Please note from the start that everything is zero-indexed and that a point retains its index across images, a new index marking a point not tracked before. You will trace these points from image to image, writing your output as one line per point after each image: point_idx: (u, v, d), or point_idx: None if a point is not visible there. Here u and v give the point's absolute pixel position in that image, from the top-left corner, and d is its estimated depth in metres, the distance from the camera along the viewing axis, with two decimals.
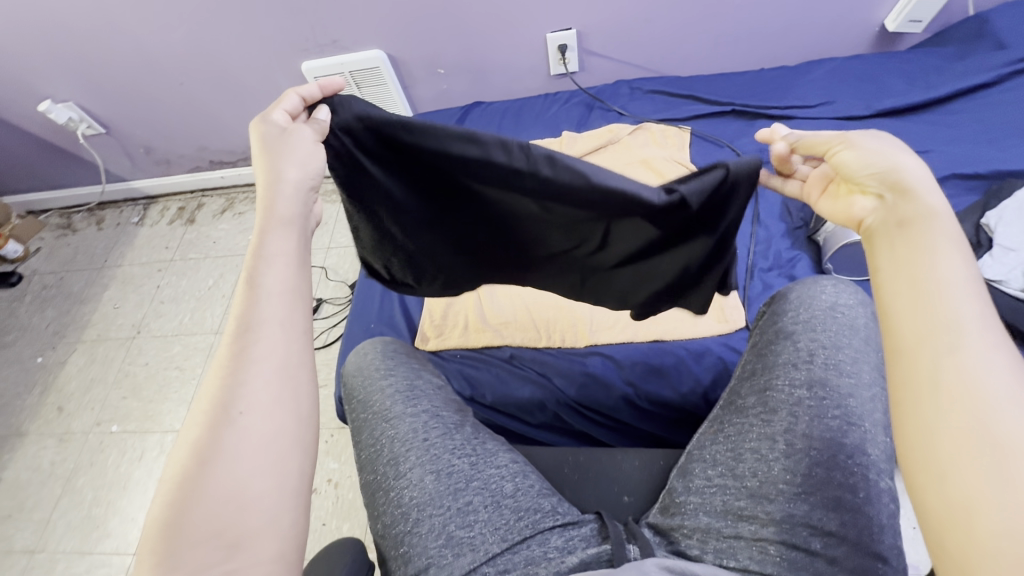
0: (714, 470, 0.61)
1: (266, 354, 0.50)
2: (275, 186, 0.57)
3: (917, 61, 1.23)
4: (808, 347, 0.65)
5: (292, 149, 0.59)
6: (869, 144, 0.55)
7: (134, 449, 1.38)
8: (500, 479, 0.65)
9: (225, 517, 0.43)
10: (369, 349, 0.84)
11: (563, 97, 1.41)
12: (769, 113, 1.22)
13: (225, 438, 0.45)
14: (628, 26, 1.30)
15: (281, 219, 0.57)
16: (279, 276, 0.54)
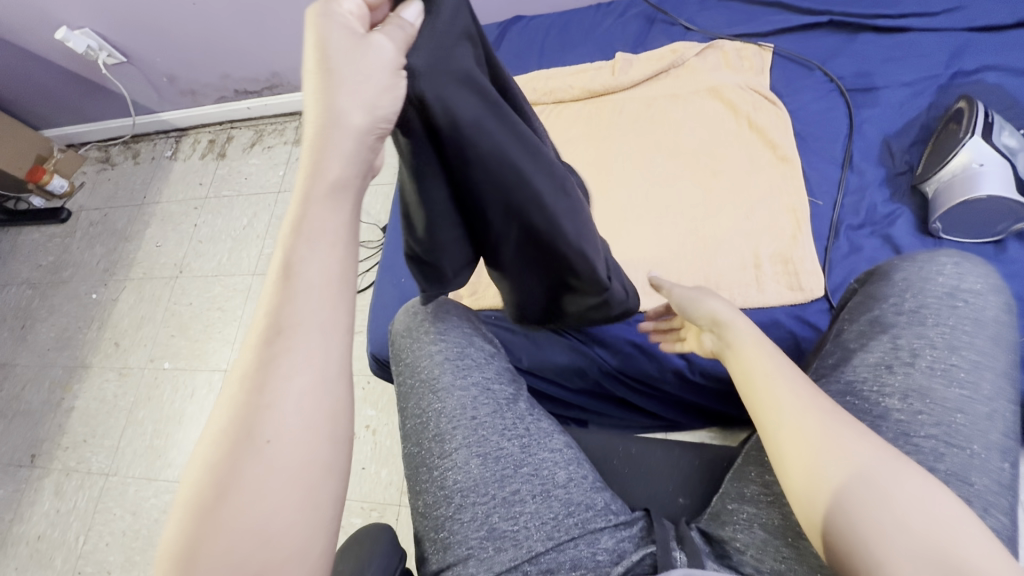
0: (772, 477, 0.52)
1: (303, 366, 0.40)
2: (331, 127, 0.42)
3: None
4: (911, 346, 0.53)
5: (358, 62, 0.42)
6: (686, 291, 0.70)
7: (186, 385, 1.44)
8: (553, 465, 0.56)
9: (245, 550, 0.36)
10: (420, 309, 0.70)
11: (617, 8, 1.19)
12: (876, 25, 0.99)
13: (246, 468, 0.37)
14: None
15: (333, 184, 0.42)
16: (323, 264, 0.41)
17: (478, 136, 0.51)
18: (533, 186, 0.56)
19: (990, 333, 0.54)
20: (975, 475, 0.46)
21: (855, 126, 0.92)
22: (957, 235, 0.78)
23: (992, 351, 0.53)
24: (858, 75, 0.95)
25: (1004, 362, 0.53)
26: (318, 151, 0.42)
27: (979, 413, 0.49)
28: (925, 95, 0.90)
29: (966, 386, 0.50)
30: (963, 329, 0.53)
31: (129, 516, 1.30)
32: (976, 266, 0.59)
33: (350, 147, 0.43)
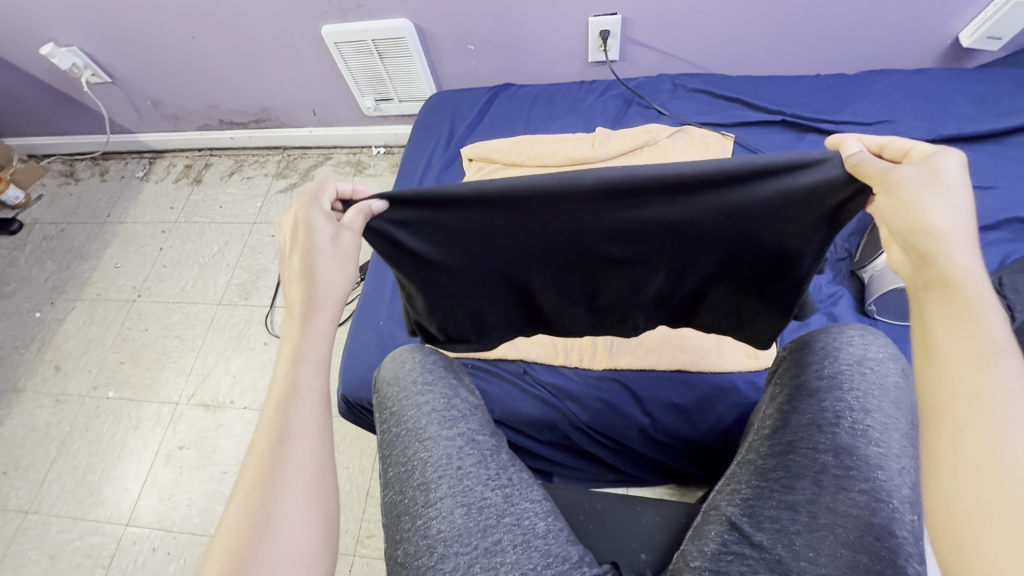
0: (729, 536, 0.57)
1: (307, 445, 0.46)
2: (315, 285, 0.53)
3: (988, 81, 1.12)
4: (835, 409, 0.58)
5: (330, 251, 0.53)
6: (914, 189, 0.44)
7: (130, 417, 1.35)
8: (533, 516, 0.59)
9: None
10: (407, 355, 0.75)
11: (599, 87, 1.31)
12: (820, 128, 1.13)
13: (262, 549, 0.40)
14: (679, 16, 1.19)
15: (321, 319, 0.52)
16: (319, 374, 0.49)
17: (440, 228, 0.57)
18: (536, 210, 0.54)
19: (894, 397, 0.59)
20: (898, 527, 0.51)
21: None
22: (891, 318, 0.88)
23: (898, 414, 0.58)
24: None
25: (907, 424, 0.58)
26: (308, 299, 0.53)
27: (896, 470, 0.54)
28: None
29: (882, 445, 0.55)
30: (872, 394, 0.59)
31: (45, 560, 1.18)
32: (877, 338, 0.65)
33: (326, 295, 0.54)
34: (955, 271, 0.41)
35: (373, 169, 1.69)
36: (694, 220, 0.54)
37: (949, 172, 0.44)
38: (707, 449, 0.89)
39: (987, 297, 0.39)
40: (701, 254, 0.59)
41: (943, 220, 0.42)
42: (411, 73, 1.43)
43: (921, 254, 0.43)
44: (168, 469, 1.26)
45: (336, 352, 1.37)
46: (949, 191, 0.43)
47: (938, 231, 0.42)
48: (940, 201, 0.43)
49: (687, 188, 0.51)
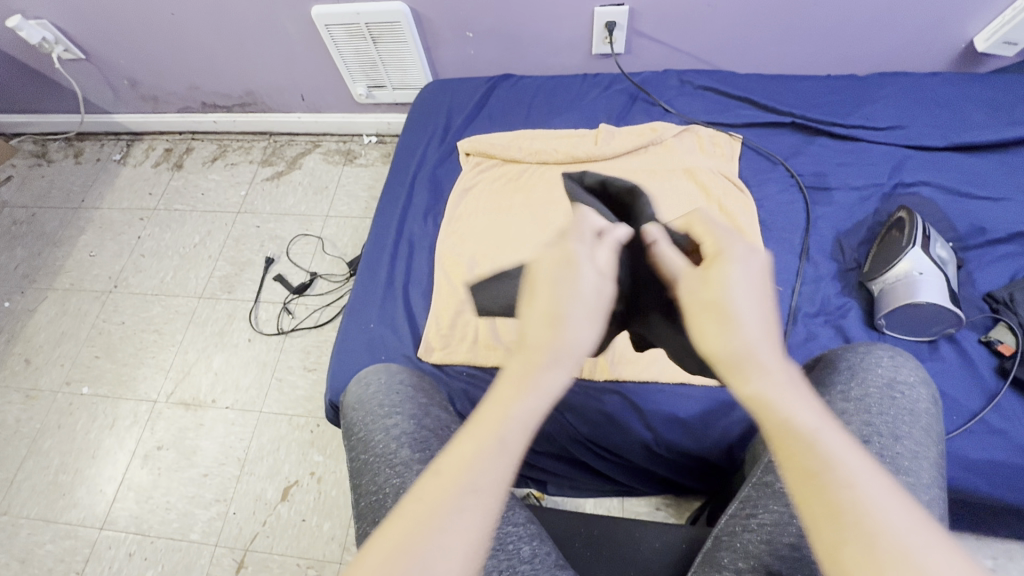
0: (745, 564, 0.55)
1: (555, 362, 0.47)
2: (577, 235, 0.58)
3: (1001, 89, 1.09)
4: (862, 433, 0.56)
5: (583, 215, 0.61)
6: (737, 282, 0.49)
7: (105, 415, 1.29)
8: (517, 540, 0.56)
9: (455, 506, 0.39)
10: (373, 376, 0.71)
11: (603, 81, 1.26)
12: (830, 131, 1.09)
13: (479, 457, 0.41)
14: (688, 10, 1.14)
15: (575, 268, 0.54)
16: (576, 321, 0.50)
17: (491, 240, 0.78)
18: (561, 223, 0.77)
19: (923, 423, 0.58)
20: None
21: (812, 218, 1.00)
22: (900, 334, 0.86)
23: (927, 441, 0.56)
24: (816, 175, 1.04)
25: (935, 452, 0.56)
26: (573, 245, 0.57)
27: (924, 501, 0.52)
28: (871, 201, 1.00)
29: (911, 474, 0.53)
30: (902, 420, 0.57)
31: (14, 564, 1.13)
32: (907, 359, 0.64)
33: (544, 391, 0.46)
34: (770, 368, 0.44)
35: (364, 159, 1.62)
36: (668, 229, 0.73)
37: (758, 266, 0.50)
38: (707, 464, 0.86)
39: (810, 400, 0.42)
40: None
41: (732, 341, 0.46)
42: (406, 59, 1.36)
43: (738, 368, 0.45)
44: (145, 471, 1.21)
45: (324, 350, 1.32)
46: (755, 282, 0.49)
47: (739, 339, 0.45)
48: (734, 322, 0.47)
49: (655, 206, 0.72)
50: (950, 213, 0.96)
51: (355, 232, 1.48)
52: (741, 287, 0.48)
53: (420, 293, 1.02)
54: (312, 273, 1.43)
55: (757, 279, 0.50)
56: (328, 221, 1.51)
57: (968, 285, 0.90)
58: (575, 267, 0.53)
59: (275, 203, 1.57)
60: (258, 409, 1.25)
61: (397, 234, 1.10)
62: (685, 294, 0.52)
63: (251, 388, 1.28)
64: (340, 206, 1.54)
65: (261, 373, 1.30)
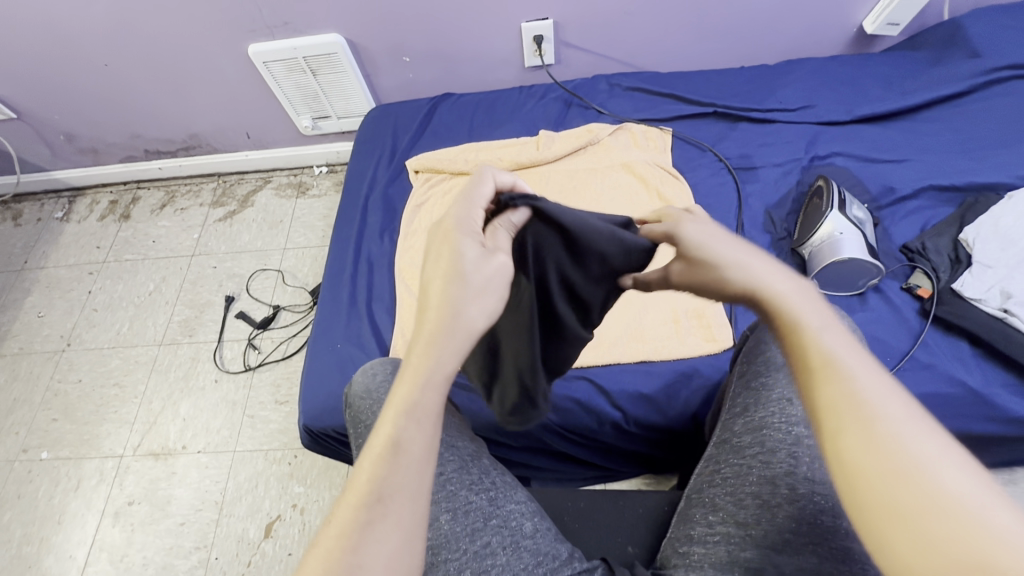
0: (714, 517, 0.58)
1: (452, 351, 0.43)
2: (456, 225, 0.49)
3: (892, 65, 1.21)
4: None
5: (467, 206, 0.51)
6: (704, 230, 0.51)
7: (69, 478, 1.24)
8: (520, 516, 0.58)
9: (368, 516, 0.36)
10: (380, 367, 0.73)
11: (538, 91, 1.32)
12: (749, 116, 1.18)
13: (385, 473, 0.37)
14: (607, 18, 1.23)
15: (459, 273, 0.45)
16: (480, 301, 0.44)
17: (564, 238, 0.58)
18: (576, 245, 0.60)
19: None
20: None
21: (743, 197, 1.08)
22: (832, 290, 0.93)
23: None
24: (740, 157, 1.12)
25: None
26: (448, 233, 0.48)
27: None
28: (793, 174, 1.09)
29: None
30: None
31: None
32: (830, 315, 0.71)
33: (439, 382, 0.41)
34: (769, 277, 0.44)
35: (316, 189, 1.63)
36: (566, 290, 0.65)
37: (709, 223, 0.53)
38: (676, 434, 0.90)
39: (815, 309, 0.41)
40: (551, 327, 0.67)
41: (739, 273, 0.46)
42: (347, 88, 1.40)
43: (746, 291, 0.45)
44: (117, 530, 1.16)
45: (294, 382, 1.30)
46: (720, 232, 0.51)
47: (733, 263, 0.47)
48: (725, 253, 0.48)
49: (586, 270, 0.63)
50: (863, 177, 1.05)
51: (315, 260, 1.49)
52: (720, 236, 0.50)
53: (385, 309, 1.04)
54: (275, 306, 1.42)
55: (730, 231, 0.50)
56: (286, 253, 1.51)
57: (886, 240, 0.98)
58: (455, 241, 0.47)
59: (230, 242, 1.57)
60: (232, 449, 1.23)
61: (355, 255, 1.12)
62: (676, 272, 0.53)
63: (221, 429, 1.26)
64: (297, 237, 1.54)
65: (232, 413, 1.28)
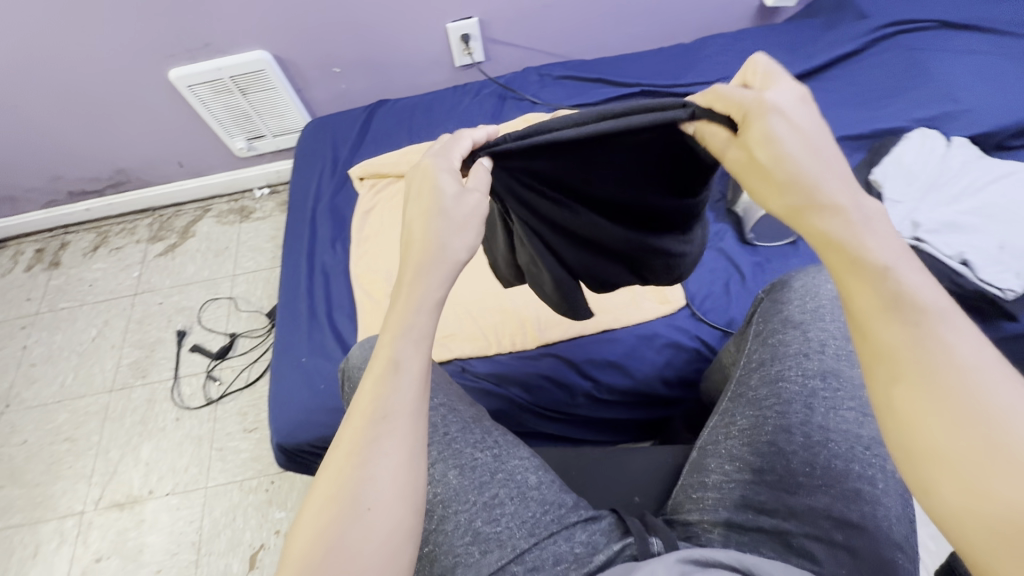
0: (730, 465, 0.59)
1: (433, 278, 0.50)
2: (431, 163, 0.54)
3: (794, 33, 1.31)
4: (820, 337, 0.61)
5: (444, 147, 0.56)
6: (780, 128, 0.42)
7: (25, 545, 1.16)
8: (524, 470, 0.61)
9: (372, 433, 0.42)
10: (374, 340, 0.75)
11: (472, 88, 1.35)
12: (673, 92, 1.25)
13: (387, 393, 0.44)
14: (528, 12, 1.27)
15: (439, 209, 0.51)
16: (455, 230, 0.52)
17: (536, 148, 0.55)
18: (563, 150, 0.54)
19: None
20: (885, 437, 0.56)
21: None
22: (767, 241, 1.00)
23: None
24: None
25: None
26: (425, 176, 0.54)
27: None
28: None
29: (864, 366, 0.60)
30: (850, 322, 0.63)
31: None
32: None
33: (431, 306, 0.49)
34: (843, 204, 0.39)
35: (260, 212, 1.59)
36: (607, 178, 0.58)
37: (804, 116, 0.43)
38: (648, 398, 0.93)
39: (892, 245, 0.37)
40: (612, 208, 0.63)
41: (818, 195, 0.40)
42: (279, 106, 1.38)
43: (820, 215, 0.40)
44: None
45: (261, 408, 1.27)
46: (813, 136, 0.42)
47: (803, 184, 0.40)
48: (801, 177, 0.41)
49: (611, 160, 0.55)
50: None
51: (268, 283, 1.46)
52: (793, 145, 0.41)
53: (347, 316, 1.04)
54: (231, 334, 1.38)
55: (815, 138, 0.42)
56: (237, 279, 1.47)
57: None
58: (433, 177, 0.53)
59: (174, 276, 1.51)
60: (203, 485, 1.18)
61: (309, 267, 1.11)
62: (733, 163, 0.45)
63: (189, 467, 1.21)
64: (245, 262, 1.50)
65: (198, 449, 1.23)
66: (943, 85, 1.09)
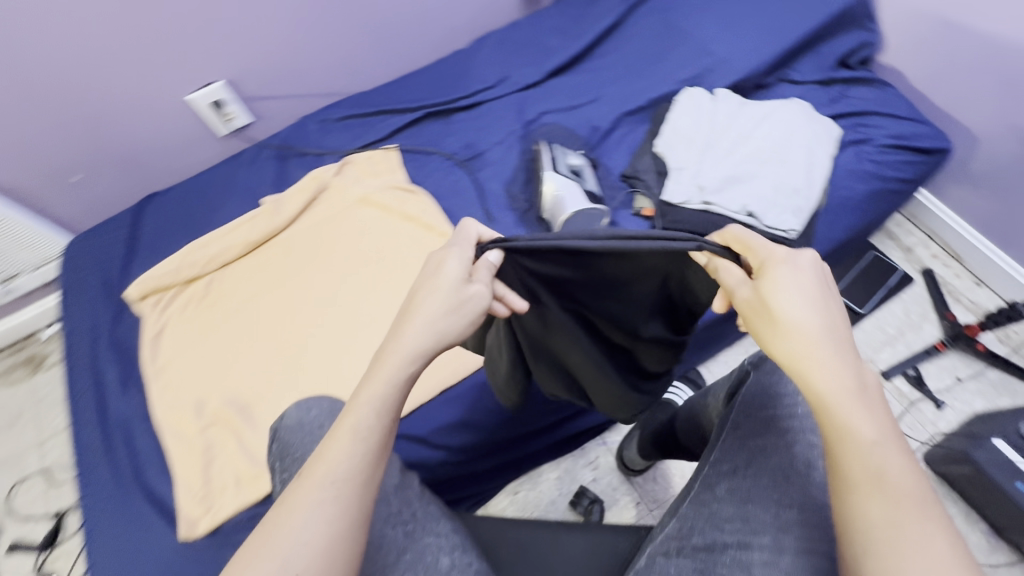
0: None
1: (413, 338, 0.51)
2: (435, 263, 0.55)
3: (560, 15, 1.31)
4: (808, 455, 0.52)
5: (461, 237, 0.57)
6: (790, 293, 0.46)
7: None
8: (437, 552, 0.52)
9: (320, 491, 0.43)
10: (318, 402, 0.64)
11: (248, 156, 1.19)
12: (457, 106, 1.20)
13: (339, 452, 0.45)
14: (279, 59, 1.15)
15: (450, 304, 0.52)
16: (428, 322, 0.52)
17: (561, 257, 0.55)
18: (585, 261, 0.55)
19: None
20: None
21: (479, 186, 1.09)
22: None
23: None
24: (465, 148, 1.13)
25: None
26: (428, 279, 0.54)
27: None
28: (514, 147, 1.12)
29: None
30: None
31: None
32: None
33: (402, 371, 0.50)
34: (848, 372, 0.43)
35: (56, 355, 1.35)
36: (604, 301, 0.62)
37: (814, 283, 0.47)
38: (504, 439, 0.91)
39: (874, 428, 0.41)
40: (600, 328, 0.66)
41: (803, 337, 0.44)
42: (18, 238, 1.14)
43: (803, 372, 0.44)
44: None
45: None
46: (811, 298, 0.46)
47: (812, 341, 0.44)
48: (797, 332, 0.44)
49: (617, 280, 0.58)
50: (572, 126, 1.12)
51: None
52: (799, 301, 0.46)
53: (160, 470, 0.88)
54: (53, 515, 1.15)
55: (813, 299, 0.46)
56: (46, 446, 1.23)
57: (609, 175, 1.05)
58: (439, 269, 0.54)
59: None
60: None
61: (101, 425, 0.93)
62: (744, 307, 0.48)
63: None
64: (52, 422, 1.26)
65: None
66: (696, 39, 1.12)
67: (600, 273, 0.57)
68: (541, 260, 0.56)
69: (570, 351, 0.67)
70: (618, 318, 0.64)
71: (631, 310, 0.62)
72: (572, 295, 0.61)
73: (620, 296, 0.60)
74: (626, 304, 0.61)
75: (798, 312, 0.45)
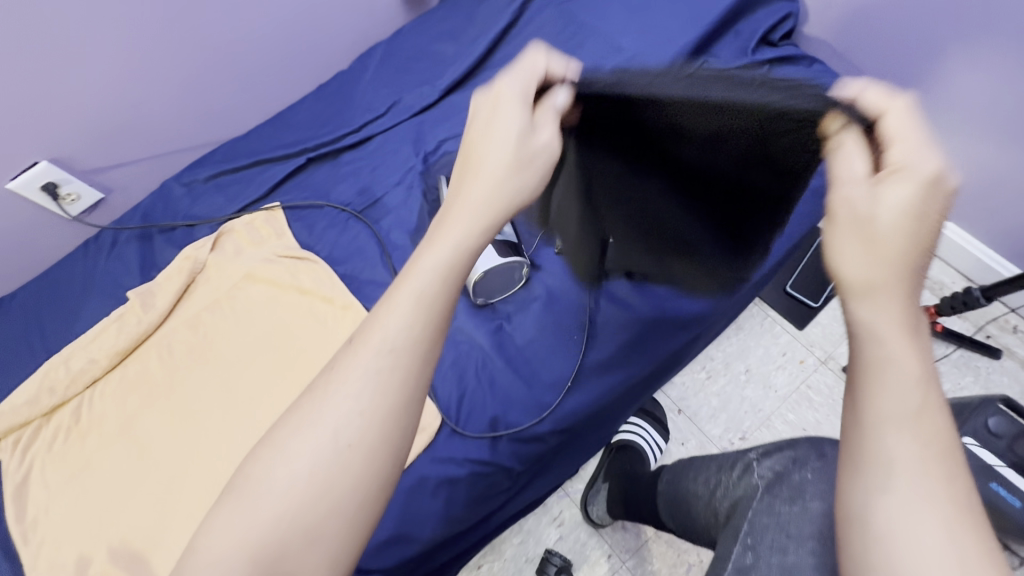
0: None
1: (414, 312, 0.43)
2: (498, 104, 0.50)
3: (447, 18, 1.14)
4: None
5: (524, 69, 0.50)
6: (896, 199, 0.43)
7: None
8: None
9: (287, 471, 0.39)
10: None
11: (105, 240, 1.00)
12: (344, 144, 1.04)
13: (315, 427, 0.40)
14: (116, 118, 0.96)
15: (518, 162, 0.48)
16: (438, 281, 0.44)
17: (619, 100, 0.48)
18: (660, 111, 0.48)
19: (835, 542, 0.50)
20: None
21: (381, 241, 0.94)
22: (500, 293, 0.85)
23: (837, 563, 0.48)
24: (358, 194, 0.98)
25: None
26: (490, 125, 0.49)
27: None
28: (415, 187, 0.97)
29: None
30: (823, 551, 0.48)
31: None
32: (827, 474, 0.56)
33: (435, 282, 0.44)
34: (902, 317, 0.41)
35: None
36: (694, 160, 0.52)
37: (934, 184, 0.43)
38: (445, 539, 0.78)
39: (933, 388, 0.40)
40: (693, 196, 0.57)
41: (899, 237, 0.43)
42: None
43: (877, 292, 0.42)
44: None
45: None
46: (938, 187, 0.43)
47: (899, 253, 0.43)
48: (875, 250, 0.43)
49: (699, 134, 0.49)
50: None
51: None
52: (892, 212, 0.43)
53: None
54: None
55: (917, 214, 0.43)
56: None
57: None
58: (496, 121, 0.49)
59: None
60: None
61: None
62: (840, 201, 0.46)
63: None
64: None
65: None
66: (601, 34, 0.98)
67: (686, 125, 0.49)
68: (616, 103, 0.49)
69: (652, 209, 0.60)
70: (703, 183, 0.55)
71: (726, 170, 0.53)
72: (642, 150, 0.53)
73: (709, 157, 0.51)
74: (723, 166, 0.52)
75: (891, 226, 0.43)
